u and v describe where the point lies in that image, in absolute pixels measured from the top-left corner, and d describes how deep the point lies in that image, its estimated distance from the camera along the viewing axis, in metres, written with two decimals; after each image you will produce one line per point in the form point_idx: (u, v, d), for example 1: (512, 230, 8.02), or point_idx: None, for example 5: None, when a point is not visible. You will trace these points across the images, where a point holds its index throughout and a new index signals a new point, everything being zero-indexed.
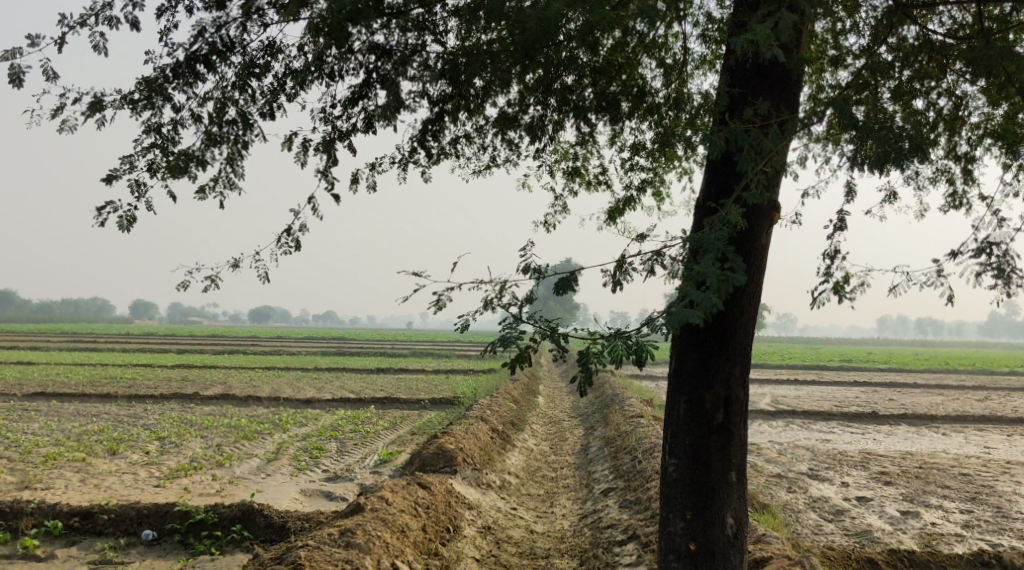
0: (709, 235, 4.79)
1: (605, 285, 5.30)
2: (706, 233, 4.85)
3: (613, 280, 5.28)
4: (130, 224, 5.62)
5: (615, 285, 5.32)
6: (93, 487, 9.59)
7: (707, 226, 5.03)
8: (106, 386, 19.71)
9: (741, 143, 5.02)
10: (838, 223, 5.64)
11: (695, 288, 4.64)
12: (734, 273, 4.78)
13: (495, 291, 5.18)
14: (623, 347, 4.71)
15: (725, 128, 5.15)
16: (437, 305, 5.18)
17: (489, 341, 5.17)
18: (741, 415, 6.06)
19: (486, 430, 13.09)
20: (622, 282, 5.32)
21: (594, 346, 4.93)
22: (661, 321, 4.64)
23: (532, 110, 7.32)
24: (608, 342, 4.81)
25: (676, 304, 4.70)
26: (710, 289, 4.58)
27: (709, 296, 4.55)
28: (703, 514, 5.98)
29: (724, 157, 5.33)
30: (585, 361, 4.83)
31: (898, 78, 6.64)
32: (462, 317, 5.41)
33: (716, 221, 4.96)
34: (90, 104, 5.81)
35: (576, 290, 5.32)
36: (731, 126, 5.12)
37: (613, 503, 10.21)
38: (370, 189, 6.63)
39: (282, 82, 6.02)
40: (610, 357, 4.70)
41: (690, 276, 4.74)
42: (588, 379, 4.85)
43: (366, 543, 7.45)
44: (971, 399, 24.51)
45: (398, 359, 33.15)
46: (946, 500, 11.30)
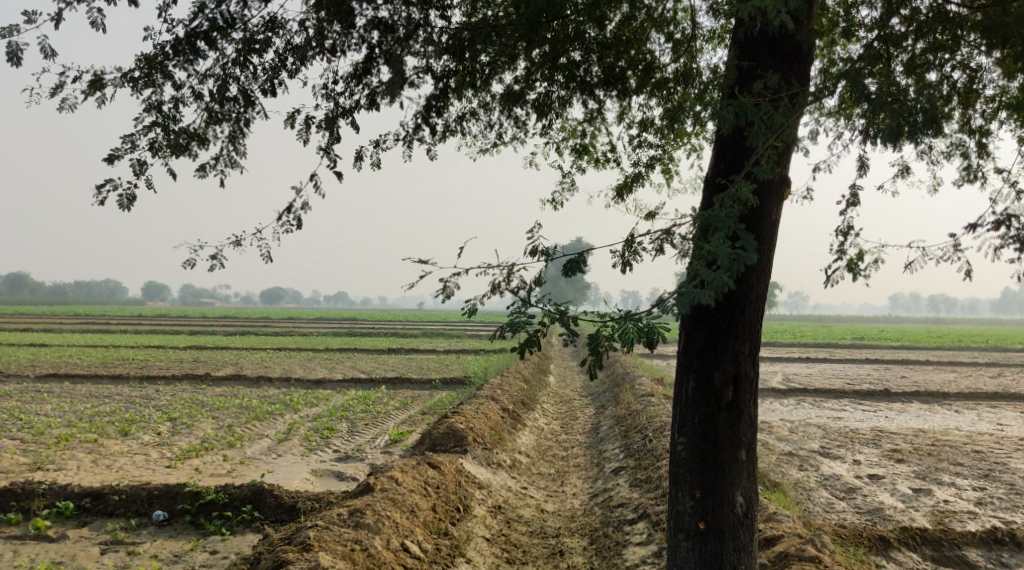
0: (719, 212, 4.66)
1: (615, 266, 5.19)
2: (716, 211, 4.71)
3: (623, 260, 5.16)
4: (131, 203, 5.53)
5: (624, 266, 5.20)
6: (105, 468, 9.60)
7: (716, 203, 4.88)
8: (118, 367, 19.79)
9: (751, 117, 4.87)
10: (851, 198, 5.48)
11: (705, 268, 4.53)
12: (746, 252, 4.65)
13: (504, 276, 5.09)
14: (633, 330, 4.60)
15: (736, 102, 4.98)
16: (444, 290, 5.09)
17: (498, 325, 5.08)
18: (751, 393, 5.95)
19: (496, 409, 13.05)
20: (632, 263, 5.20)
21: (605, 328, 4.81)
22: (672, 302, 4.53)
23: (539, 86, 7.18)
24: (619, 325, 4.70)
25: (686, 283, 4.58)
26: (721, 268, 4.46)
27: (720, 276, 4.43)
28: (712, 493, 5.91)
29: (734, 132, 5.15)
30: (596, 344, 4.73)
31: (912, 50, 6.44)
32: (470, 301, 5.32)
33: (726, 198, 4.82)
34: (90, 81, 5.71)
35: (585, 271, 5.20)
36: (742, 99, 4.95)
37: (623, 482, 10.16)
38: (375, 167, 6.53)
39: (283, 59, 5.89)
40: (620, 339, 4.59)
41: (700, 255, 4.62)
42: (599, 363, 4.75)
43: (376, 523, 7.42)
44: (984, 376, 24.33)
45: (409, 340, 33.18)
46: (958, 477, 11.20)
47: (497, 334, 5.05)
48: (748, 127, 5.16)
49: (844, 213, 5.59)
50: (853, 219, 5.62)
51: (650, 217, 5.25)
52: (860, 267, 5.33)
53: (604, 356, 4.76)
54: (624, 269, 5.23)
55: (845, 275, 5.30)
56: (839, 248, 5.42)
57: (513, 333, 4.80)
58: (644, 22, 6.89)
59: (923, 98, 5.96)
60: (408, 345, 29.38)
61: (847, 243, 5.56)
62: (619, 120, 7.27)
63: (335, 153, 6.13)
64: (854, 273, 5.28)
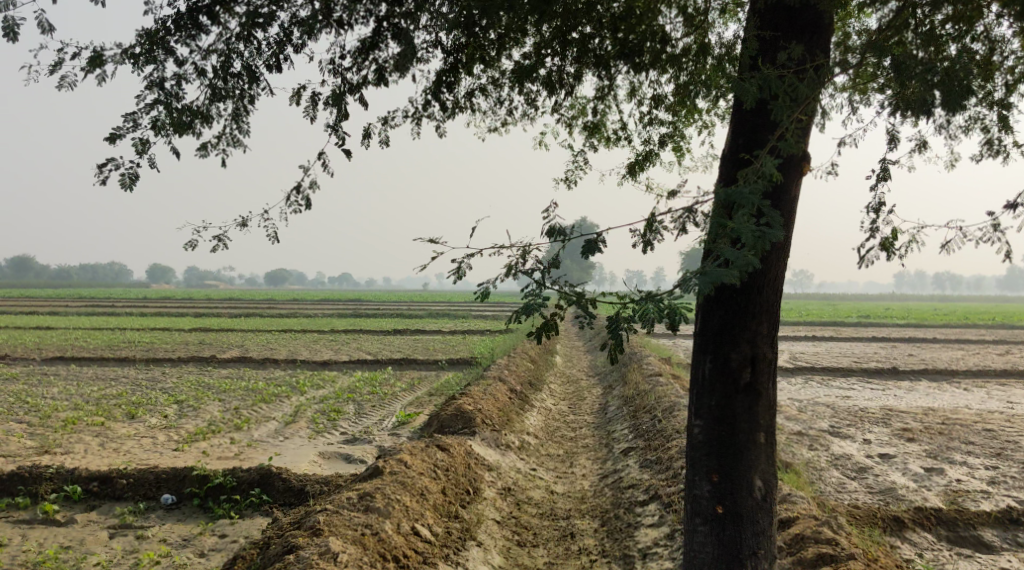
0: (741, 188, 4.40)
1: (634, 246, 5.00)
2: (738, 186, 4.46)
3: (643, 240, 4.97)
4: (134, 183, 5.37)
5: (644, 246, 5.01)
6: (112, 452, 9.51)
7: (739, 178, 4.66)
8: (124, 349, 19.68)
9: (776, 90, 4.65)
10: (881, 174, 5.29)
11: (728, 246, 4.34)
12: (771, 229, 4.45)
13: (518, 257, 4.91)
14: (655, 311, 4.42)
15: (759, 73, 4.78)
16: (456, 272, 4.91)
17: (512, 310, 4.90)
18: (769, 373, 5.80)
19: (504, 391, 12.92)
20: (652, 242, 5.01)
21: (625, 309, 4.61)
22: (692, 282, 4.35)
23: (550, 63, 6.99)
24: (639, 305, 4.51)
25: (709, 262, 4.41)
26: (745, 248, 4.27)
27: (743, 256, 4.26)
28: (730, 477, 5.76)
29: (758, 105, 4.95)
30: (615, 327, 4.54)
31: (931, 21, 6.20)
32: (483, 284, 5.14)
33: (750, 173, 4.60)
34: (90, 58, 5.54)
35: (602, 252, 5.01)
36: (766, 71, 4.75)
37: (634, 463, 10.03)
38: (383, 144, 6.34)
39: (289, 33, 5.69)
40: (641, 321, 4.39)
41: (722, 232, 4.42)
42: (618, 345, 4.63)
43: (385, 506, 7.30)
44: (992, 353, 24.14)
45: (414, 320, 33.10)
46: (971, 456, 11.05)
47: (513, 316, 4.89)
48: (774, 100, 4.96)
49: (875, 188, 5.40)
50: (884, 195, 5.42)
51: (671, 193, 5.04)
52: (895, 246, 5.14)
53: (625, 337, 4.64)
54: (645, 249, 5.06)
55: (880, 254, 5.11)
56: (871, 226, 5.23)
57: (529, 317, 4.63)
58: None
59: (938, 75, 5.80)
60: (414, 326, 29.31)
61: (880, 219, 5.36)
62: (630, 97, 7.08)
63: (342, 130, 5.94)
64: (890, 251, 5.09)
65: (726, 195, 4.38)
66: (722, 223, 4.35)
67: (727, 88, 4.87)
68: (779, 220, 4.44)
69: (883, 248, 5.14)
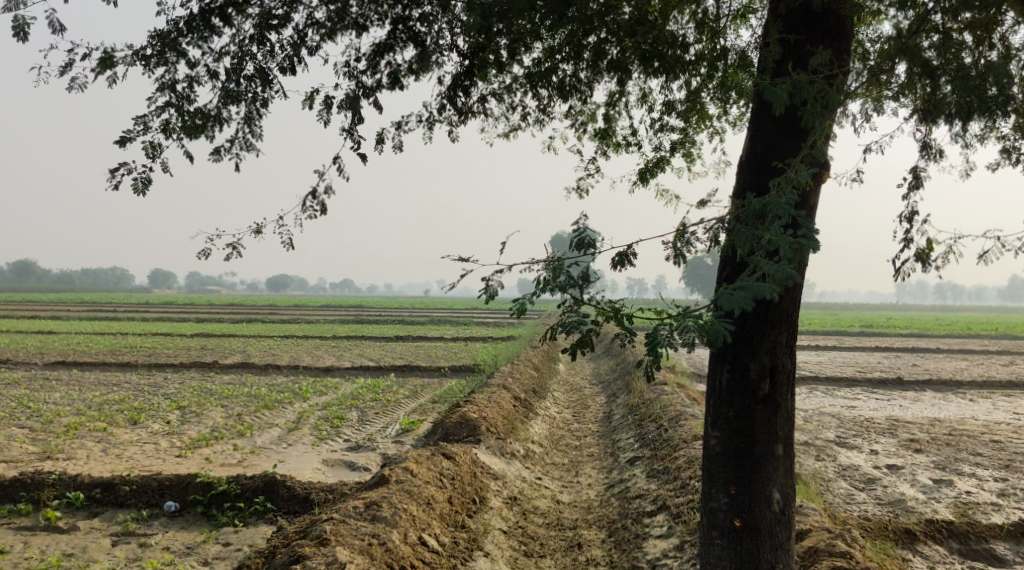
0: (777, 197, 4.30)
1: (667, 258, 4.95)
2: (772, 196, 4.36)
3: (675, 252, 4.92)
4: (146, 187, 5.34)
5: (677, 259, 4.96)
6: (115, 458, 9.43)
7: (773, 187, 4.54)
8: (126, 354, 19.60)
9: (807, 97, 4.57)
10: (914, 181, 5.21)
11: (765, 258, 4.23)
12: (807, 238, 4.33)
13: (551, 274, 4.84)
14: (695, 326, 4.34)
15: (789, 78, 4.69)
16: (490, 292, 4.86)
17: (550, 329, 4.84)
18: (788, 384, 5.70)
19: (509, 398, 12.82)
20: (685, 254, 4.95)
21: (663, 325, 4.47)
22: (729, 296, 4.25)
23: (564, 68, 6.93)
24: (677, 319, 4.40)
25: (745, 275, 4.32)
26: (782, 259, 4.16)
27: (782, 268, 4.14)
28: (748, 489, 5.64)
29: (786, 112, 4.88)
30: (654, 344, 4.37)
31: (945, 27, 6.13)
32: (517, 302, 5.08)
33: (783, 182, 4.49)
34: (101, 60, 5.49)
35: (634, 264, 4.95)
36: (796, 76, 4.66)
37: (640, 473, 9.92)
38: (396, 149, 6.32)
39: (304, 34, 5.62)
40: (682, 338, 4.28)
41: (758, 244, 4.29)
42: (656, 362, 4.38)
43: (392, 516, 7.19)
44: (995, 364, 24.01)
45: (417, 327, 33.00)
46: (979, 468, 10.93)
47: (551, 333, 4.87)
48: (804, 107, 4.89)
49: (907, 197, 5.34)
50: (916, 205, 5.33)
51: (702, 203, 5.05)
52: (932, 258, 5.05)
53: (664, 355, 4.39)
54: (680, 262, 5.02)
55: (916, 263, 5.03)
56: (905, 235, 5.16)
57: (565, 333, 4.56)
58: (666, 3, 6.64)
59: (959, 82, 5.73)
60: (415, 333, 29.21)
61: (914, 229, 5.28)
62: (641, 103, 7.10)
63: (356, 134, 5.91)
64: (927, 263, 4.99)
65: (762, 204, 4.27)
66: (758, 234, 4.25)
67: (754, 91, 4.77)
68: (814, 230, 4.35)
69: (920, 257, 5.05)
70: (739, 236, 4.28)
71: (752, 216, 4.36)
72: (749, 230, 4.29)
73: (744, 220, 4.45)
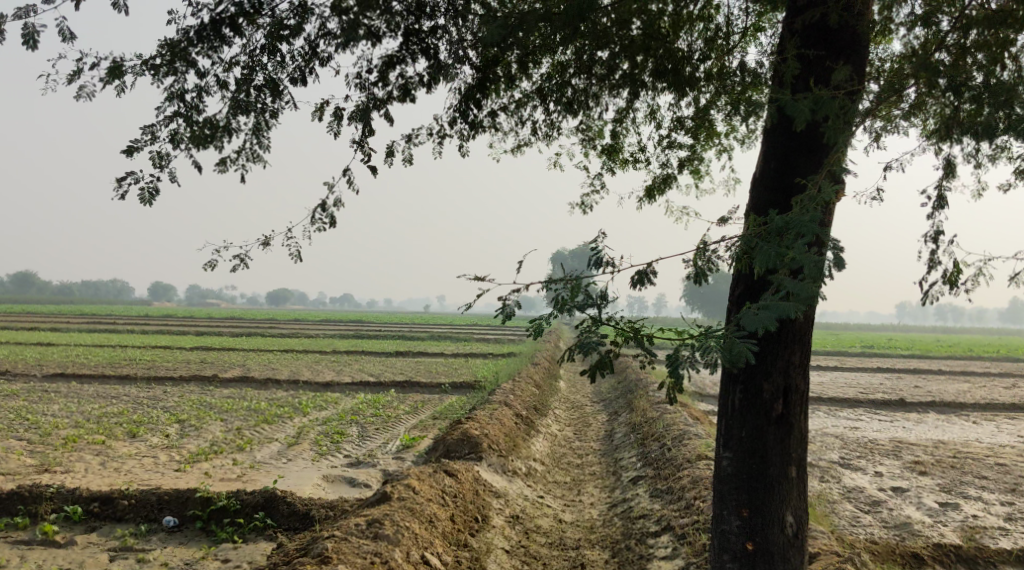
0: (800, 215, 4.27)
1: (688, 275, 5.03)
2: (795, 213, 4.32)
3: (697, 270, 5.00)
4: (153, 198, 5.34)
5: (698, 277, 5.04)
6: (113, 471, 9.31)
7: (794, 204, 4.51)
8: (125, 367, 19.49)
9: (829, 114, 4.54)
10: (939, 201, 5.20)
11: (788, 278, 4.20)
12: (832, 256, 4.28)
13: (569, 294, 4.77)
14: (718, 346, 4.29)
15: (811, 94, 4.66)
16: (506, 313, 4.79)
17: (568, 349, 4.78)
18: (801, 405, 5.61)
19: (510, 415, 12.70)
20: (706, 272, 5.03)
21: (684, 347, 4.41)
22: (751, 316, 4.24)
23: (575, 83, 6.89)
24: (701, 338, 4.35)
25: (768, 294, 4.30)
26: (806, 279, 4.13)
27: (806, 287, 4.11)
28: (761, 512, 5.53)
29: (808, 128, 4.85)
30: (675, 366, 4.30)
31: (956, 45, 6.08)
32: (535, 321, 5.02)
33: (806, 200, 4.45)
34: (109, 69, 5.46)
35: (653, 283, 4.91)
36: (818, 92, 4.63)
37: (643, 493, 9.79)
38: (406, 162, 6.30)
39: (316, 45, 5.59)
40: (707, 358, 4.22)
41: (782, 262, 4.24)
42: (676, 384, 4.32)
43: (395, 534, 7.08)
44: (997, 386, 23.87)
45: (417, 343, 32.86)
46: (986, 491, 10.81)
47: (570, 354, 4.82)
48: (825, 123, 4.86)
49: (931, 218, 5.37)
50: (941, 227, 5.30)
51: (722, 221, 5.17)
52: (960, 279, 4.99)
53: (685, 378, 4.32)
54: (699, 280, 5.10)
55: (943, 286, 4.98)
56: (931, 257, 5.14)
57: (583, 352, 4.52)
58: (673, 21, 6.62)
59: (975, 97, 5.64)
60: (414, 349, 29.06)
61: (939, 250, 5.24)
62: (649, 120, 7.09)
63: (366, 146, 5.89)
64: (955, 284, 4.94)
65: (784, 222, 4.26)
66: (781, 250, 4.21)
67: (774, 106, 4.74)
68: (838, 246, 4.30)
69: (948, 280, 5.01)
70: (761, 253, 4.24)
71: (774, 233, 4.32)
72: (771, 248, 4.25)
73: (767, 236, 4.40)
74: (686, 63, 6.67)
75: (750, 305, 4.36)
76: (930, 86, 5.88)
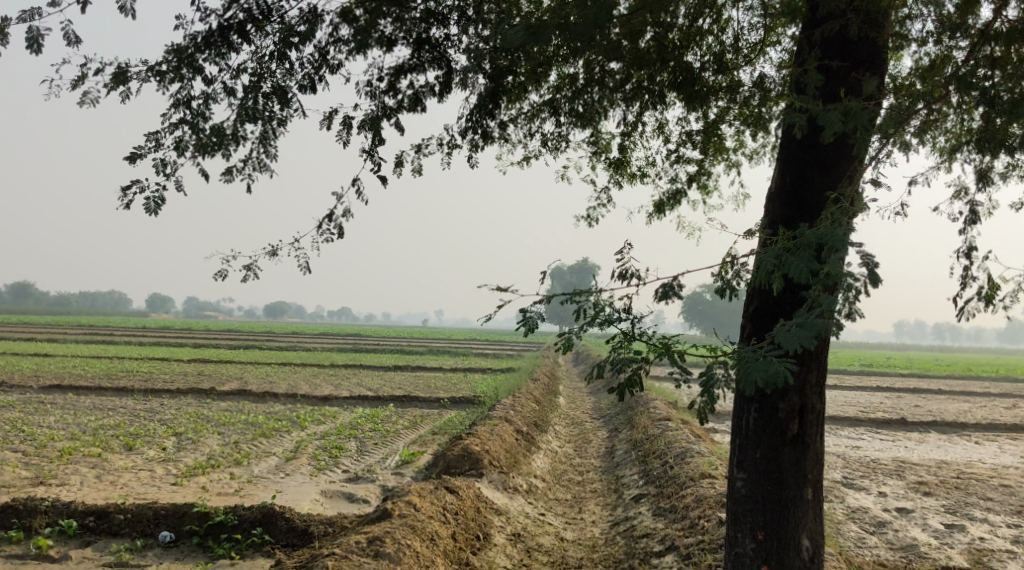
0: (832, 228, 4.21)
1: (716, 288, 5.27)
2: (826, 226, 4.27)
3: (724, 282, 5.24)
4: (157, 206, 5.26)
5: (725, 289, 5.28)
6: (109, 485, 9.14)
7: (822, 218, 4.46)
8: (122, 379, 19.31)
9: (857, 126, 4.47)
10: (971, 215, 5.42)
11: (822, 293, 4.18)
12: (870, 271, 4.28)
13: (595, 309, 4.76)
14: (751, 364, 4.25)
15: (841, 104, 4.59)
16: (530, 327, 4.75)
17: (596, 366, 4.77)
18: (817, 425, 5.48)
19: (511, 431, 12.54)
20: (733, 286, 5.27)
21: (717, 363, 4.41)
22: (785, 333, 4.20)
23: (586, 96, 6.79)
24: (737, 356, 4.33)
25: (802, 311, 4.26)
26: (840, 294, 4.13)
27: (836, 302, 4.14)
28: (777, 535, 5.40)
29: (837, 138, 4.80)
30: (709, 384, 4.33)
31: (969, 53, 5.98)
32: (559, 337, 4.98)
33: (835, 212, 4.40)
34: (114, 75, 5.40)
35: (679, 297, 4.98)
36: (848, 102, 4.55)
37: (646, 511, 9.62)
38: (415, 172, 6.25)
39: (326, 52, 5.51)
40: (741, 378, 4.20)
41: (815, 278, 4.21)
42: (711, 403, 4.35)
43: (396, 553, 6.92)
44: (998, 406, 23.71)
45: (414, 357, 32.65)
46: (991, 513, 10.65)
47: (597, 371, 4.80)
48: (855, 134, 4.81)
49: (963, 236, 5.48)
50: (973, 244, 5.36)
51: (747, 234, 5.27)
52: (997, 296, 5.02)
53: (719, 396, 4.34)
54: (724, 295, 5.30)
55: (981, 303, 5.00)
56: (966, 274, 5.15)
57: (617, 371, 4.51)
58: (681, 34, 6.52)
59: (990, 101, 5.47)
60: (412, 363, 28.90)
61: (972, 266, 5.29)
62: (657, 134, 7.02)
63: (375, 154, 5.82)
64: (993, 301, 4.97)
65: (818, 236, 4.19)
66: (815, 266, 4.14)
67: (800, 117, 4.67)
68: (869, 260, 4.33)
69: (985, 298, 5.03)
70: (794, 268, 4.17)
71: (806, 247, 4.26)
72: (804, 263, 4.18)
73: (795, 250, 4.34)
74: (699, 75, 6.57)
75: (783, 321, 4.29)
76: (946, 102, 5.81)
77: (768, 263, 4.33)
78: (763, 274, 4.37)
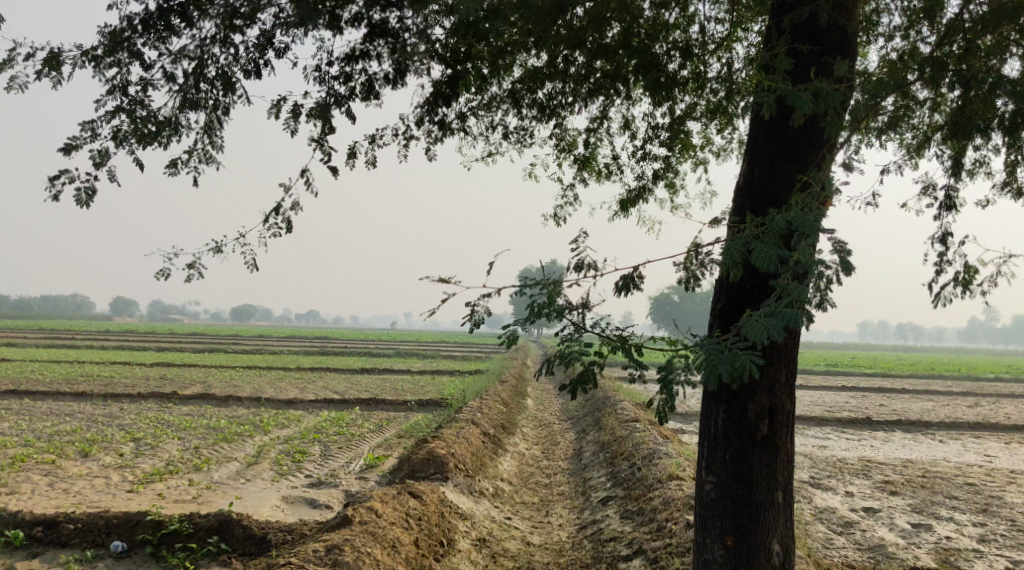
0: (803, 213, 4.03)
1: (681, 279, 5.11)
2: (797, 211, 4.10)
3: (690, 273, 5.09)
4: (90, 199, 4.95)
5: (690, 281, 5.12)
6: (60, 493, 8.70)
7: (791, 204, 4.29)
8: (80, 383, 18.69)
9: (828, 107, 4.30)
10: (948, 202, 5.29)
11: (793, 282, 3.99)
12: (841, 257, 4.12)
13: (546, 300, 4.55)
14: (715, 357, 4.04)
15: (811, 85, 4.40)
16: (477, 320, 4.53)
17: (547, 360, 4.58)
18: (788, 425, 5.29)
19: (477, 433, 12.26)
20: (697, 278, 5.12)
21: (677, 357, 4.23)
22: (754, 323, 3.98)
23: (550, 87, 6.55)
24: (700, 352, 4.10)
25: (773, 300, 4.06)
26: (812, 280, 3.94)
27: (805, 290, 3.95)
28: (746, 540, 5.19)
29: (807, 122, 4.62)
30: (668, 379, 4.15)
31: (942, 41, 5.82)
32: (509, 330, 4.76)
33: (804, 199, 4.22)
34: (46, 59, 5.09)
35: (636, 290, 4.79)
36: (819, 82, 4.36)
37: (614, 514, 9.41)
38: (370, 163, 5.96)
39: (272, 35, 5.22)
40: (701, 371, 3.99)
41: (786, 267, 4.02)
42: (670, 400, 4.17)
43: (355, 561, 6.61)
44: (960, 406, 23.90)
45: (382, 360, 32.22)
46: (957, 511, 10.59)
47: (549, 366, 4.60)
48: (825, 118, 4.65)
49: (939, 222, 5.36)
50: (948, 229, 5.25)
51: (712, 222, 5.12)
52: (972, 281, 4.91)
53: (679, 393, 4.16)
54: (689, 286, 5.15)
55: (958, 288, 4.90)
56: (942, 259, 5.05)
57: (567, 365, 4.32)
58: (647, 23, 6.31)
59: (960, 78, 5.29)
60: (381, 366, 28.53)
61: (948, 250, 5.18)
62: (624, 130, 6.83)
63: (325, 143, 5.55)
64: (969, 286, 4.86)
65: (787, 220, 4.03)
66: (784, 253, 3.95)
67: (771, 100, 4.47)
68: (843, 249, 4.16)
69: (961, 283, 4.91)
70: (763, 255, 3.97)
71: (776, 232, 4.07)
72: (771, 250, 3.98)
73: (763, 237, 4.15)
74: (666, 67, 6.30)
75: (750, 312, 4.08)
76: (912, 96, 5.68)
77: (735, 250, 4.13)
78: (729, 262, 4.16)
